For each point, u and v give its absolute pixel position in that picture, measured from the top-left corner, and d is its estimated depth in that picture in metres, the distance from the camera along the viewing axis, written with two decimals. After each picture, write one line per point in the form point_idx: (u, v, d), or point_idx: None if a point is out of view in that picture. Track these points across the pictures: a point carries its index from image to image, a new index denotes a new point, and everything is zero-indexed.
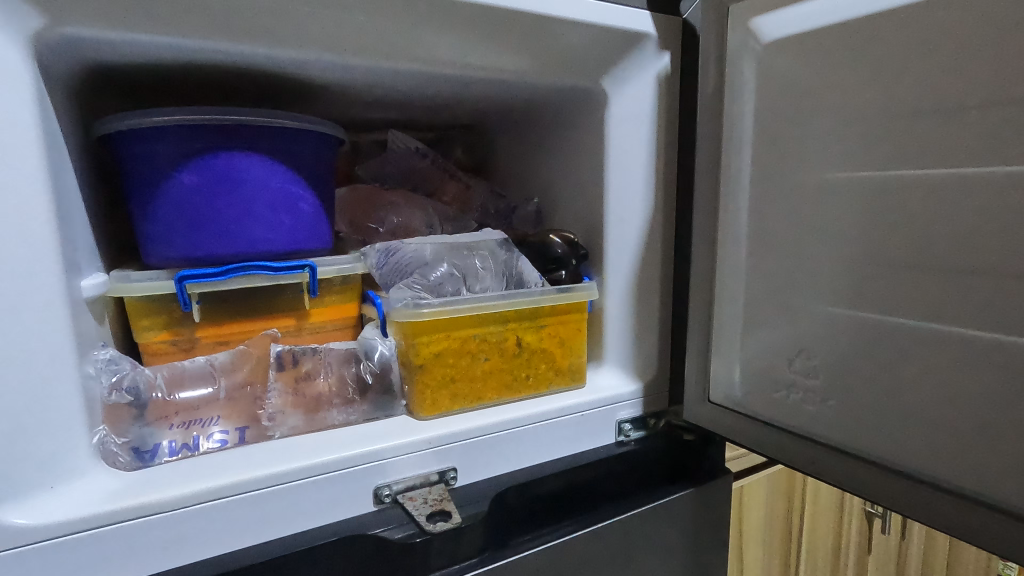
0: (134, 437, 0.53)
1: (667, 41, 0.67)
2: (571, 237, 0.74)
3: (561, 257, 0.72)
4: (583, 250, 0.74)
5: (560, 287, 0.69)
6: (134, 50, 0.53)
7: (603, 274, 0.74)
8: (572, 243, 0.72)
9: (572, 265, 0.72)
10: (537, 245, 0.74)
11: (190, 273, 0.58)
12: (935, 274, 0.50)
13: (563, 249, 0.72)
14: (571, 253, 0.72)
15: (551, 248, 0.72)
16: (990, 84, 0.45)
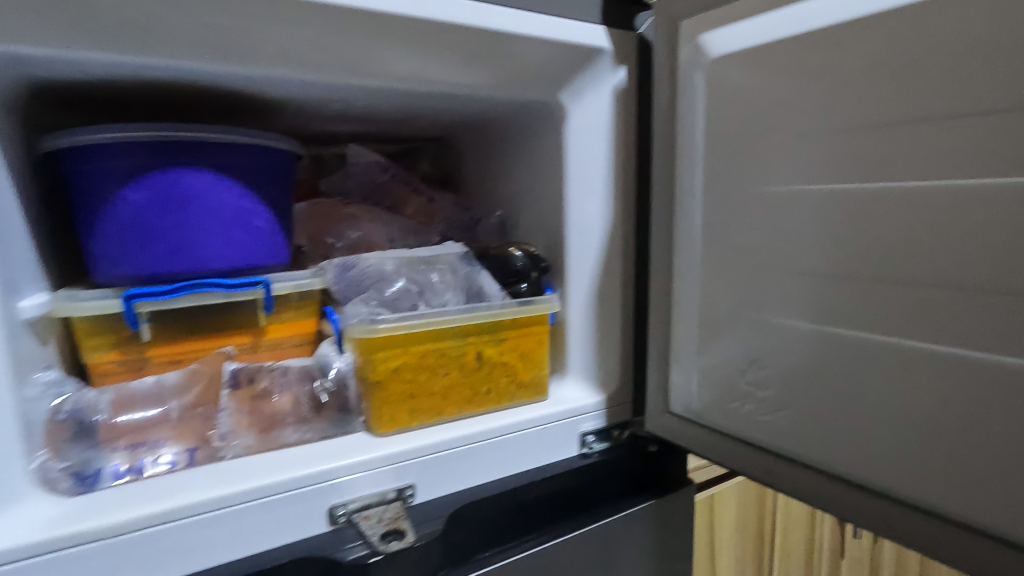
0: (76, 461, 0.52)
1: (624, 56, 0.68)
2: (532, 250, 0.72)
3: (519, 267, 0.70)
4: (545, 263, 0.73)
5: (520, 299, 0.69)
6: (76, 67, 0.53)
7: (564, 284, 0.74)
8: (532, 255, 0.71)
9: (533, 276, 0.71)
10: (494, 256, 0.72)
11: (138, 291, 0.57)
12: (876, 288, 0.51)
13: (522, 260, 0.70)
14: (532, 265, 0.71)
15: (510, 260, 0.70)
16: (923, 100, 0.46)
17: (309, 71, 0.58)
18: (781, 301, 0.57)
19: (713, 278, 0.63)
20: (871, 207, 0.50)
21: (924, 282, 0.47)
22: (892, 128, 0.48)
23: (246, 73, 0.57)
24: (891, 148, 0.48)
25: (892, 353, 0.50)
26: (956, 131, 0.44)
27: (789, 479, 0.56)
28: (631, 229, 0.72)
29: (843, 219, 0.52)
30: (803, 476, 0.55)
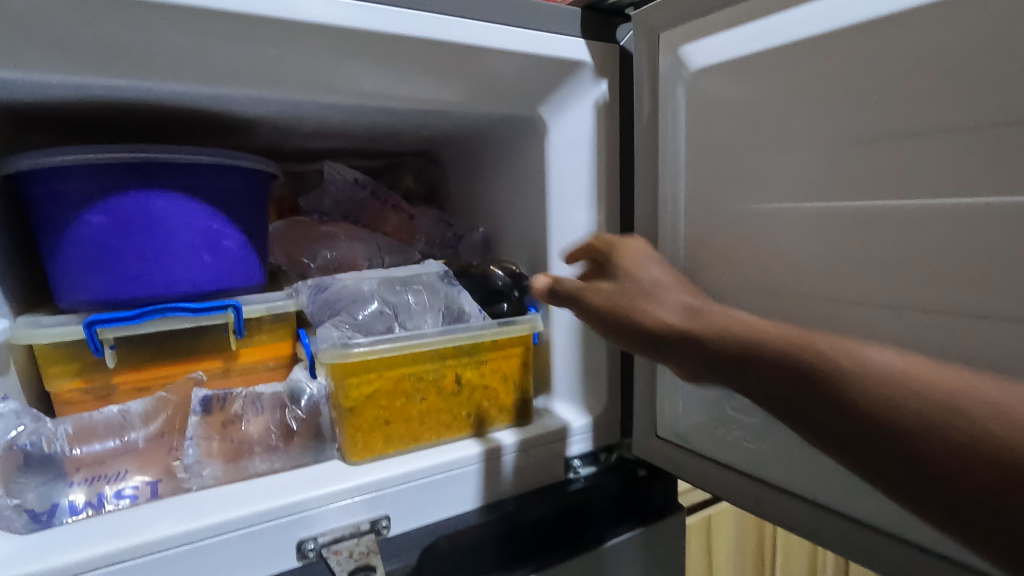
0: (34, 497, 0.50)
1: (606, 68, 0.66)
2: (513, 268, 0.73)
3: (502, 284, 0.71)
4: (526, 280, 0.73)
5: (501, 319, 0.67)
6: (33, 89, 0.51)
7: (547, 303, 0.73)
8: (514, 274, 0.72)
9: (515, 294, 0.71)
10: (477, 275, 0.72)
11: (101, 317, 0.55)
12: (864, 309, 0.48)
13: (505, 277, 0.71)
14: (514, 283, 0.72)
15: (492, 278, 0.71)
16: (910, 113, 0.43)
17: (278, 89, 0.57)
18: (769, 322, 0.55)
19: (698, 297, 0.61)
20: (857, 225, 0.47)
21: (915, 304, 0.45)
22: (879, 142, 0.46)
23: (213, 91, 0.56)
24: (878, 164, 0.46)
25: None
26: (945, 145, 0.42)
27: (777, 509, 0.54)
28: None
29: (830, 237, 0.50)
30: (793, 507, 0.52)
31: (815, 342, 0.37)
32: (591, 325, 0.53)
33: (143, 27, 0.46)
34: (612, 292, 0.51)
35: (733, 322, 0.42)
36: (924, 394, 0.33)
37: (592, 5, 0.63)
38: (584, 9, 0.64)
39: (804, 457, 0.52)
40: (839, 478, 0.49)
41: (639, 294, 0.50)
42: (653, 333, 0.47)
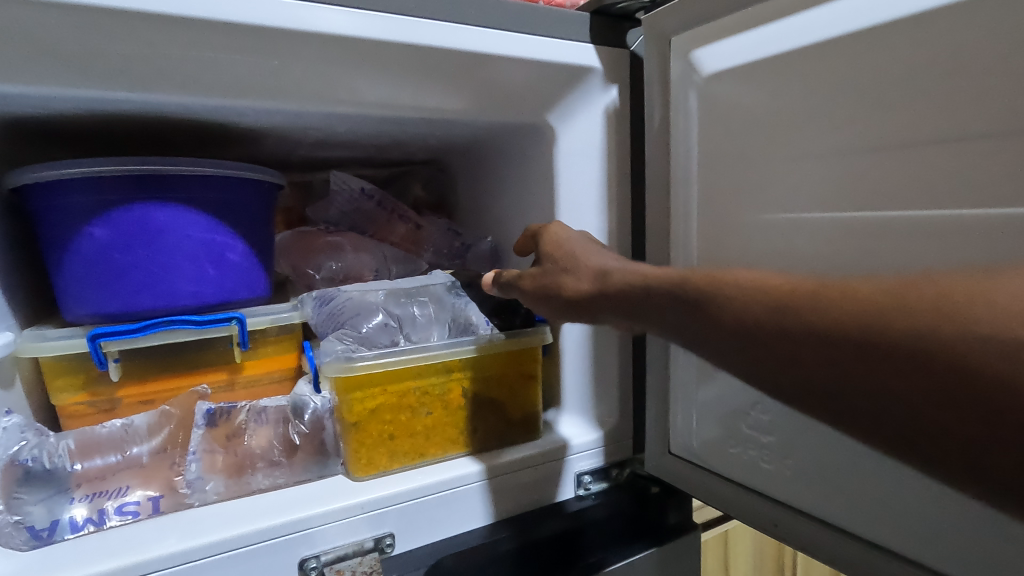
0: (37, 512, 0.49)
1: (615, 74, 0.64)
2: None
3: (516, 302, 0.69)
4: None
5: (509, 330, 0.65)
6: (37, 102, 0.51)
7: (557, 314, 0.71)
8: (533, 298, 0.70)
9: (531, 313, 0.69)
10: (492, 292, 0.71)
11: (104, 331, 0.54)
12: None
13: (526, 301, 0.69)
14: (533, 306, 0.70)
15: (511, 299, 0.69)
16: (934, 119, 0.41)
17: (281, 99, 0.56)
18: None
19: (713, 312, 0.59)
20: (876, 238, 0.45)
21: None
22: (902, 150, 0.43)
23: (215, 102, 0.55)
24: (901, 171, 0.43)
25: None
26: (974, 152, 0.39)
27: (797, 534, 0.51)
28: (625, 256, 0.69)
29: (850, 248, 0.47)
30: (812, 531, 0.50)
31: (705, 279, 0.41)
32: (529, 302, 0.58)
33: (142, 39, 0.45)
34: (536, 275, 0.56)
35: (634, 278, 0.46)
36: (795, 313, 0.35)
37: (600, 9, 0.62)
38: (592, 14, 0.62)
39: (823, 480, 0.49)
40: (860, 502, 0.47)
41: (559, 270, 0.54)
42: (579, 303, 0.51)
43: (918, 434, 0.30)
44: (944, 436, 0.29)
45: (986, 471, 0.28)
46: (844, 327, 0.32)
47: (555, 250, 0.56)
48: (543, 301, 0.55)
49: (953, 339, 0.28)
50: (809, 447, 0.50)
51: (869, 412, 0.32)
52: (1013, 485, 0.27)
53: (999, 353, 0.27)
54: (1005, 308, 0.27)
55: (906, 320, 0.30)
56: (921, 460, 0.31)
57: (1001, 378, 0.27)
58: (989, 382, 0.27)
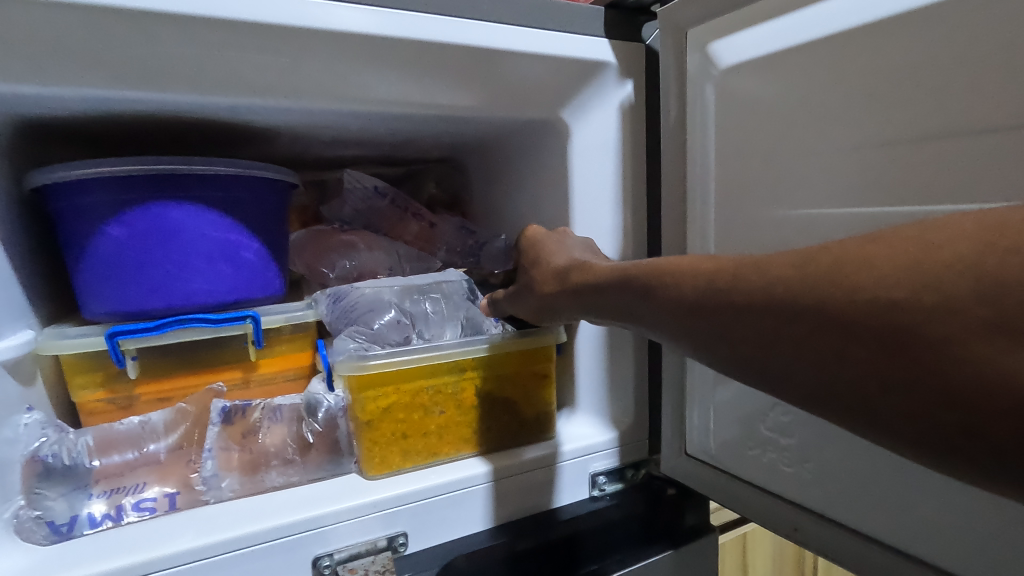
0: (59, 507, 0.50)
1: (630, 68, 0.63)
2: None
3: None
4: None
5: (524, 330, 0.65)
6: (55, 103, 0.52)
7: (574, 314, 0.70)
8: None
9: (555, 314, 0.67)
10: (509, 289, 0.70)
11: (122, 329, 0.56)
12: None
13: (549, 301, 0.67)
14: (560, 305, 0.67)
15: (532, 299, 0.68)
16: (965, 110, 0.39)
17: (294, 97, 0.56)
18: None
19: None
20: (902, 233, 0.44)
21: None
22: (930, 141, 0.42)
23: (228, 102, 0.56)
24: (929, 164, 0.42)
25: None
26: (1007, 144, 0.37)
27: (816, 537, 0.50)
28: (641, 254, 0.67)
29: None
30: (832, 535, 0.49)
31: (643, 266, 0.43)
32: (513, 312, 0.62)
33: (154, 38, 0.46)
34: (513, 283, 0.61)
35: (587, 271, 0.50)
36: (713, 293, 0.36)
37: (615, 2, 0.61)
38: (606, 7, 0.61)
39: (844, 483, 0.48)
40: (884, 507, 0.45)
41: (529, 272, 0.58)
42: (546, 304, 0.55)
43: (834, 397, 0.30)
44: (854, 394, 0.30)
45: (886, 422, 0.29)
46: (753, 302, 0.33)
47: (527, 253, 0.59)
48: (522, 307, 0.59)
49: (837, 301, 0.29)
50: (830, 449, 0.48)
51: (789, 380, 0.32)
52: (925, 435, 0.28)
53: (879, 309, 0.28)
54: (884, 269, 0.28)
55: (809, 293, 0.31)
56: (840, 421, 0.31)
57: (888, 330, 0.28)
58: (879, 336, 0.28)
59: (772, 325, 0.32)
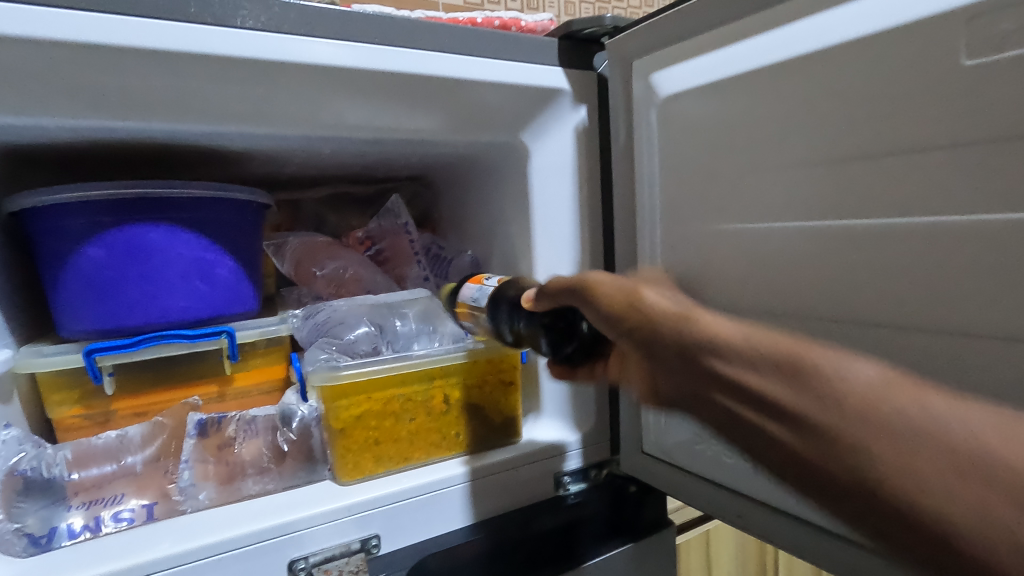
0: (34, 521, 0.51)
1: (584, 95, 0.68)
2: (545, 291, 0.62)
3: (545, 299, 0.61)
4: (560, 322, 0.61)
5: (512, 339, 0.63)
6: (37, 131, 0.54)
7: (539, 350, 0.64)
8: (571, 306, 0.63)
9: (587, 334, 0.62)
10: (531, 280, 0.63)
11: (99, 346, 0.57)
12: (848, 324, 0.50)
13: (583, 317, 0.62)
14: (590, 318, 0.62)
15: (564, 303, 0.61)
16: (867, 138, 0.46)
17: (272, 124, 0.60)
18: None
19: None
20: (821, 244, 0.50)
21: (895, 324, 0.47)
22: (847, 163, 0.48)
23: (207, 129, 0.59)
24: (847, 184, 0.48)
25: None
26: (900, 166, 0.44)
27: (757, 523, 0.54)
28: (598, 266, 0.73)
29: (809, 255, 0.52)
30: (771, 522, 0.53)
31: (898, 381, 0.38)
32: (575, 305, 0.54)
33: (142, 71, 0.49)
34: (609, 291, 0.52)
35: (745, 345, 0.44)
36: (899, 394, 0.37)
37: (568, 35, 0.66)
38: (560, 38, 0.66)
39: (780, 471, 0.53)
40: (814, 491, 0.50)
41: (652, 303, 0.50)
42: (643, 327, 0.49)
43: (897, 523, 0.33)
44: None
45: None
46: (965, 440, 0.33)
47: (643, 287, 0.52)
48: (600, 313, 0.52)
49: None
50: None
51: (890, 469, 0.34)
52: None
53: None
54: None
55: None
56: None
57: None
58: None
59: (1010, 431, 0.33)
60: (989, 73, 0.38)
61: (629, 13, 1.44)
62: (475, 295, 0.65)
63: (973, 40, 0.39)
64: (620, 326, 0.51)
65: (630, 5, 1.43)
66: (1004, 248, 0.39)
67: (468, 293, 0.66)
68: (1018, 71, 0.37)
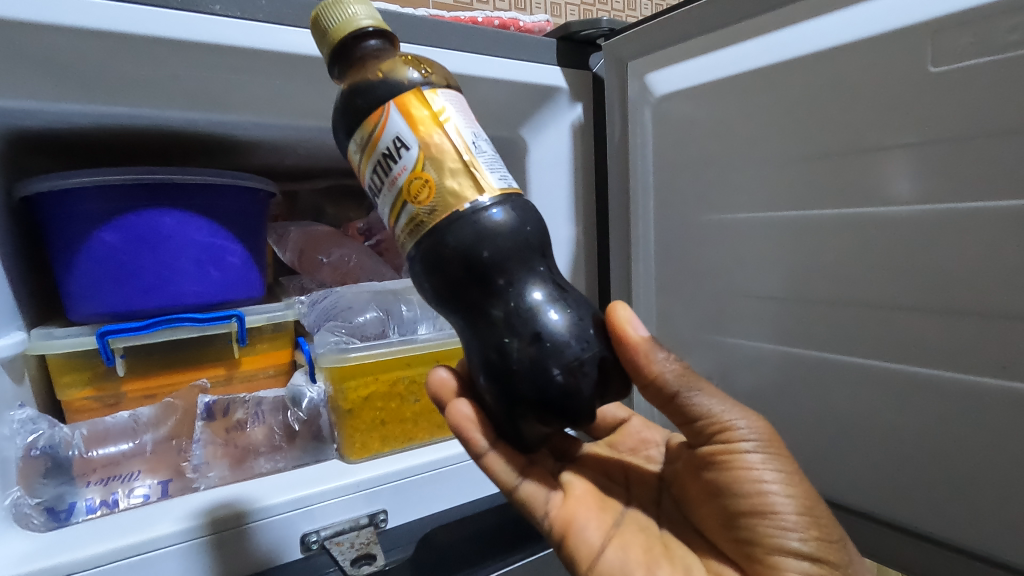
0: (49, 496, 0.53)
1: (580, 93, 0.71)
2: (517, 222, 0.41)
3: (515, 301, 0.41)
4: (528, 309, 0.40)
5: (464, 302, 0.42)
6: (54, 115, 0.55)
7: (493, 343, 0.41)
8: (575, 315, 0.41)
9: (539, 385, 0.39)
10: (519, 250, 0.41)
11: (112, 328, 0.59)
12: (827, 303, 0.55)
13: (554, 349, 0.39)
14: (570, 353, 0.39)
15: (535, 316, 0.40)
16: (844, 137, 0.50)
17: (286, 113, 0.62)
18: (741, 325, 0.63)
19: (672, 303, 0.70)
20: (805, 232, 0.55)
21: (870, 303, 0.52)
22: (829, 158, 0.52)
23: (221, 116, 0.61)
24: (828, 178, 0.52)
25: (841, 368, 0.55)
26: (873, 161, 0.49)
27: None
28: (592, 256, 0.76)
29: (793, 244, 0.56)
30: None
31: None
32: (713, 443, 0.43)
33: (172, 62, 0.51)
34: (755, 476, 0.42)
35: None
36: None
37: (566, 36, 0.69)
38: (559, 39, 0.68)
39: None
40: None
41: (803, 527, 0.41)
42: (798, 555, 0.40)
43: None
44: None
45: None
46: None
47: (799, 486, 0.42)
48: (738, 489, 0.42)
49: None
50: None
51: None
52: None
53: None
54: None
55: None
56: None
57: None
58: None
59: None
60: (956, 78, 0.43)
61: (613, 16, 1.48)
62: (480, 146, 0.40)
63: (939, 50, 0.43)
64: (768, 523, 0.41)
65: (614, 8, 1.47)
66: (967, 232, 0.44)
67: (466, 133, 0.40)
68: (979, 78, 0.42)
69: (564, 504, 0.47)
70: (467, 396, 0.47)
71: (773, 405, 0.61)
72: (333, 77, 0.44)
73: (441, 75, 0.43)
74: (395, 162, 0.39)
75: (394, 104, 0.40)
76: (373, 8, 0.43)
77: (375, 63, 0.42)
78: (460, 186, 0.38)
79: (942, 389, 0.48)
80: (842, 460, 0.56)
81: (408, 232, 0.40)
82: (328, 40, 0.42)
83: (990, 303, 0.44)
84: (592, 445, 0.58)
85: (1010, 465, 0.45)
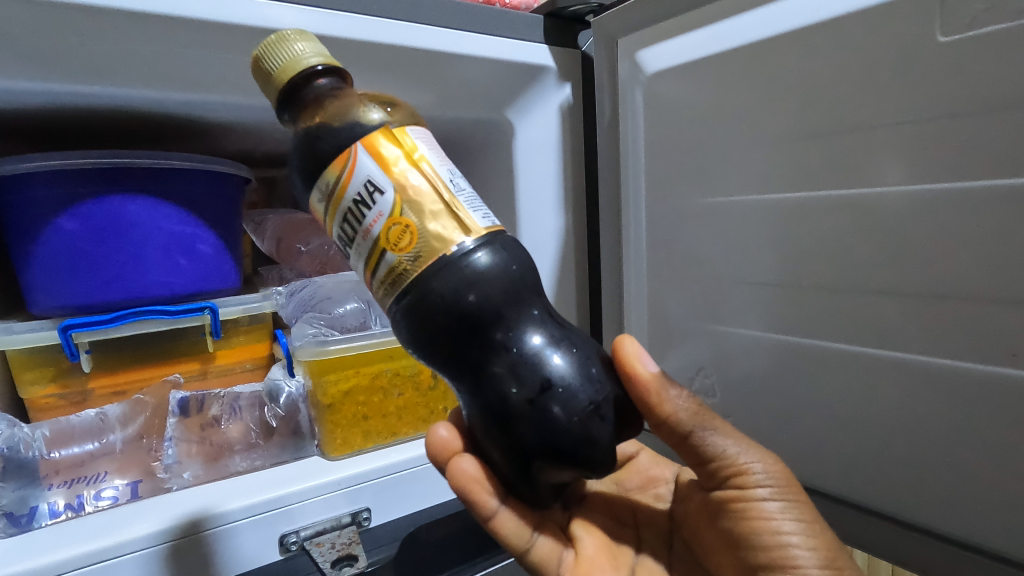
0: (10, 501, 0.49)
1: (568, 73, 0.68)
2: (508, 263, 0.38)
3: (511, 352, 0.38)
4: (527, 359, 0.38)
5: (458, 359, 0.39)
6: (5, 93, 0.52)
7: (493, 400, 0.38)
8: (579, 356, 0.39)
9: (547, 438, 0.36)
10: (512, 293, 0.39)
11: (76, 323, 0.55)
12: (824, 290, 0.53)
13: (559, 398, 0.36)
14: (582, 397, 0.37)
15: (535, 364, 0.37)
16: (845, 116, 0.48)
17: (259, 94, 0.59)
18: (736, 315, 0.61)
19: (664, 291, 0.68)
20: (803, 215, 0.53)
21: (869, 290, 0.50)
22: (830, 138, 0.50)
23: (189, 97, 0.57)
24: (826, 160, 0.50)
25: (838, 357, 0.53)
26: (874, 140, 0.47)
27: None
28: (582, 242, 0.74)
29: (789, 228, 0.54)
30: None
31: None
32: (727, 487, 0.42)
33: (129, 38, 0.47)
34: (773, 524, 0.40)
35: None
36: None
37: (554, 12, 0.65)
38: (546, 16, 0.65)
39: None
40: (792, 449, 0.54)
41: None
42: None
43: None
44: None
45: None
46: None
47: (820, 533, 0.41)
48: (756, 536, 0.41)
49: None
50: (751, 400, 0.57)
51: None
52: None
53: None
54: None
55: None
56: None
57: None
58: None
59: None
60: (966, 50, 0.41)
61: None
62: (459, 185, 0.38)
63: (950, 19, 0.41)
64: None
65: None
66: (973, 214, 0.42)
67: (442, 170, 0.38)
68: (990, 50, 0.39)
69: (576, 566, 0.46)
70: (470, 450, 0.44)
71: (768, 396, 0.60)
72: (286, 122, 0.41)
73: (406, 115, 0.42)
74: (368, 209, 0.36)
75: (361, 146, 0.37)
76: (322, 44, 0.40)
77: (331, 102, 0.40)
78: (442, 230, 0.36)
79: (942, 378, 0.47)
80: (837, 451, 0.55)
81: (389, 285, 0.37)
82: (274, 84, 0.39)
83: (995, 288, 0.42)
84: (597, 482, 0.56)
85: (1010, 456, 0.43)
